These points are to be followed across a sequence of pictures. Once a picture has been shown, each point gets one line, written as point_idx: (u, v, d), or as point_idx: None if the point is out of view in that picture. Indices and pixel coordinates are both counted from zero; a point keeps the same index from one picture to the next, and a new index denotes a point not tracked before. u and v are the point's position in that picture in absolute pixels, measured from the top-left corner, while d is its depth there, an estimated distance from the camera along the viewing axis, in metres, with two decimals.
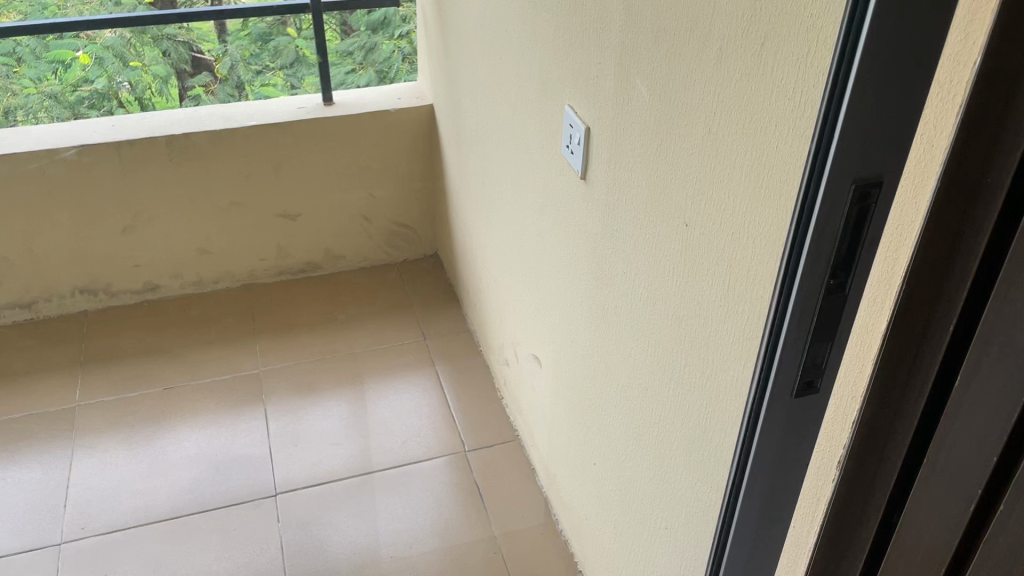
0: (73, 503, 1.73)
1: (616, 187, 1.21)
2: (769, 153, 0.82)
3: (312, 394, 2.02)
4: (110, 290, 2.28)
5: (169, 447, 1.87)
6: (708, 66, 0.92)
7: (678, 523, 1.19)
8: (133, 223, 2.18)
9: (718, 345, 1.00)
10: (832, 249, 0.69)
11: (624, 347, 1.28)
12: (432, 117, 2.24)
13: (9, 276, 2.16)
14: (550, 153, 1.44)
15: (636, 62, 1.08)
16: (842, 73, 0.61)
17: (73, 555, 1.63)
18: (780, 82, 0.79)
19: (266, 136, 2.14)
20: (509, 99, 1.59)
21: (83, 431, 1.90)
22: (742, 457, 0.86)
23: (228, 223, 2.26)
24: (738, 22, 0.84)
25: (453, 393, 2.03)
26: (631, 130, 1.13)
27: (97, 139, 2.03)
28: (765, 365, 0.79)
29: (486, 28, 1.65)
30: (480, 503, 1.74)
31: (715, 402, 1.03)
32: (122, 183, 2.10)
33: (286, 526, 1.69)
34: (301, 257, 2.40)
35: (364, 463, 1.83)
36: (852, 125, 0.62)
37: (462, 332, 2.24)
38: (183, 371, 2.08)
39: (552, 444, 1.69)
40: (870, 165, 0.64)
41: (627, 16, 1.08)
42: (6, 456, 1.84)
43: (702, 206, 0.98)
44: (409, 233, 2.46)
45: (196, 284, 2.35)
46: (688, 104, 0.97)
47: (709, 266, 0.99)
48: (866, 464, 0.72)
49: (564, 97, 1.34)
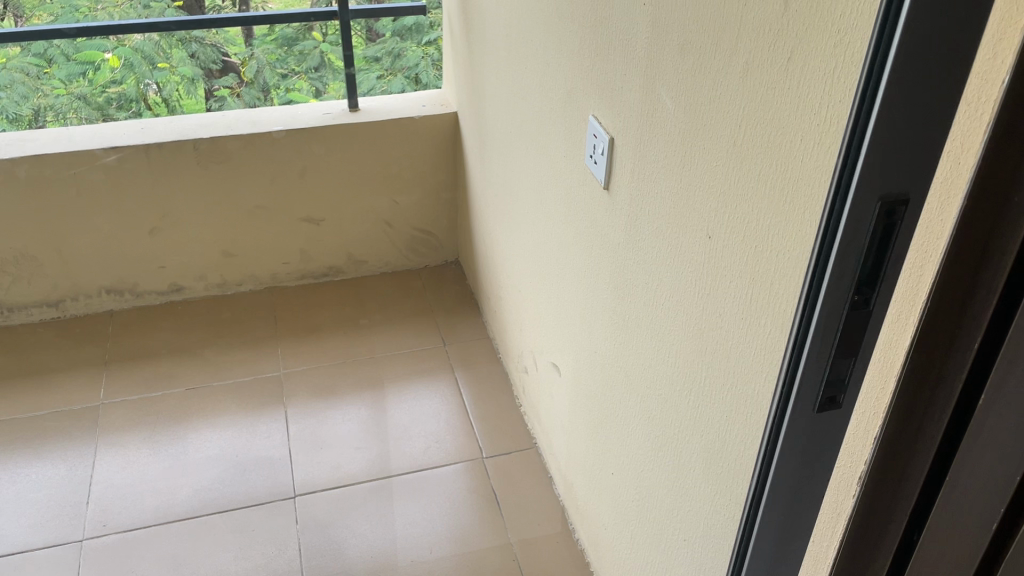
0: (96, 500, 1.76)
1: (640, 199, 1.21)
2: (794, 167, 0.83)
3: (332, 397, 2.03)
4: (135, 291, 2.31)
5: (190, 447, 1.89)
6: (734, 80, 0.92)
7: (696, 535, 1.19)
8: (160, 225, 2.21)
9: (739, 358, 1.00)
10: (858, 264, 0.69)
11: (645, 358, 1.28)
12: (457, 124, 2.26)
13: (37, 275, 2.19)
14: (573, 162, 1.45)
15: (662, 74, 1.09)
16: (870, 91, 0.61)
17: (94, 551, 1.65)
18: (806, 96, 0.79)
19: (292, 140, 2.17)
20: (533, 107, 1.61)
21: (106, 430, 1.93)
22: (762, 469, 0.86)
23: (253, 227, 2.29)
24: (765, 36, 0.85)
25: (472, 399, 2.04)
26: (655, 142, 1.14)
27: (126, 141, 2.06)
28: (788, 377, 0.79)
29: (511, 37, 1.66)
30: (497, 510, 1.75)
31: (736, 414, 1.03)
32: (150, 185, 2.13)
33: (304, 528, 1.70)
34: (324, 261, 2.42)
35: (382, 467, 1.84)
36: (879, 141, 0.62)
37: (482, 339, 2.25)
38: (206, 372, 2.11)
39: (570, 453, 1.69)
40: (896, 182, 0.64)
41: (653, 28, 1.09)
42: (31, 452, 1.86)
43: (726, 219, 0.98)
44: (431, 239, 2.48)
45: (220, 286, 2.38)
46: (714, 117, 0.98)
47: (732, 279, 0.99)
48: (889, 481, 0.72)
49: (589, 107, 1.34)
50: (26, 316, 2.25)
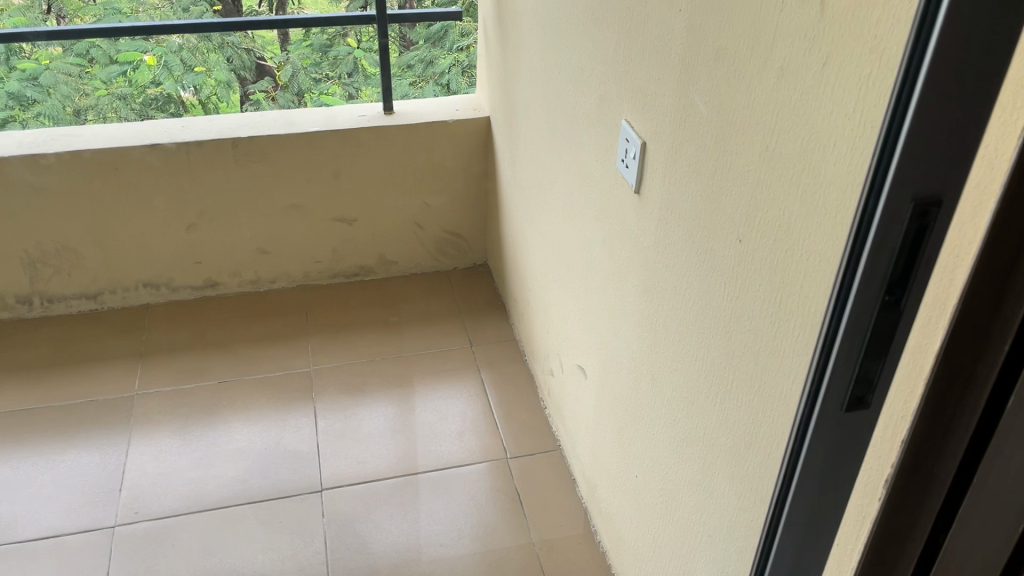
0: (128, 488, 1.79)
1: (671, 203, 1.22)
2: (827, 171, 0.84)
3: (360, 395, 2.06)
4: (171, 285, 2.36)
5: (221, 439, 1.93)
6: (768, 84, 0.93)
7: (720, 537, 1.20)
8: (197, 222, 2.26)
9: (768, 361, 1.01)
10: (889, 264, 0.69)
11: (672, 361, 1.29)
12: (489, 129, 2.28)
13: (77, 267, 2.25)
14: (604, 165, 1.47)
15: (696, 79, 1.10)
16: (905, 91, 0.62)
17: (126, 538, 1.69)
18: (840, 102, 0.80)
19: (327, 141, 2.20)
20: (565, 112, 1.63)
21: (141, 420, 1.97)
22: (789, 466, 0.87)
23: (287, 225, 2.33)
24: (801, 41, 0.86)
25: (498, 400, 2.06)
26: (687, 146, 1.15)
27: (167, 138, 2.11)
28: (817, 376, 0.79)
29: (545, 43, 1.69)
30: (520, 510, 1.76)
31: (764, 416, 1.03)
32: (189, 182, 2.18)
33: (330, 522, 1.73)
34: (355, 261, 2.46)
35: (408, 465, 1.86)
36: (914, 142, 0.63)
37: (509, 340, 2.27)
38: (238, 367, 2.15)
39: (595, 456, 1.71)
40: (929, 182, 0.65)
41: (689, 34, 1.10)
42: (67, 439, 1.91)
43: (758, 223, 0.99)
44: (460, 242, 2.51)
45: (253, 283, 2.42)
46: (747, 122, 0.99)
47: (761, 281, 1.00)
48: (916, 483, 0.72)
49: (621, 112, 1.36)
50: (65, 307, 2.31)
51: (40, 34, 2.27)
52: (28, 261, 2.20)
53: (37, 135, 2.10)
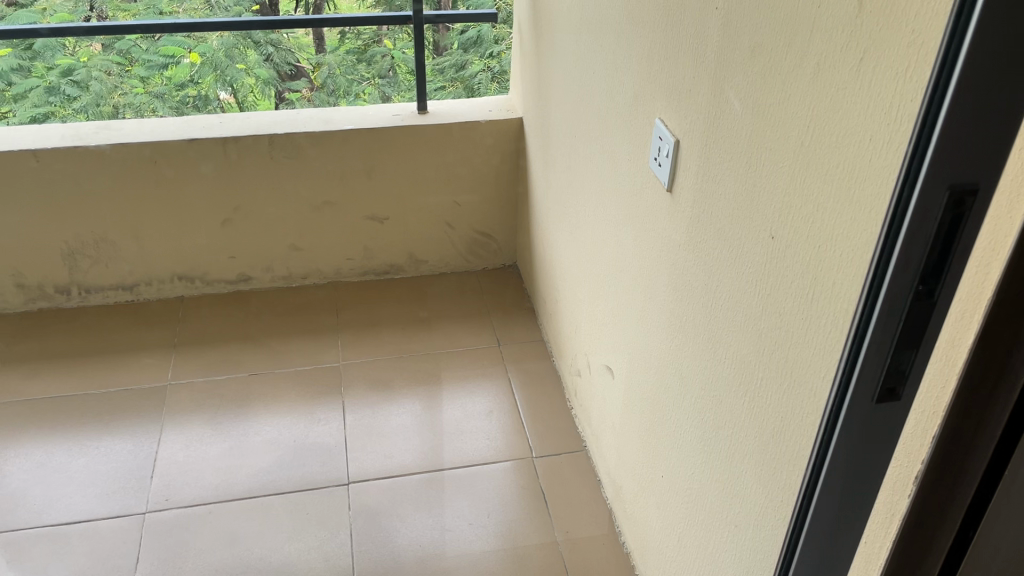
0: (159, 475, 1.83)
1: (703, 201, 1.23)
2: (862, 166, 0.84)
3: (388, 391, 2.08)
4: (205, 278, 2.40)
5: (251, 430, 1.95)
6: (805, 80, 0.93)
7: (746, 537, 1.19)
8: (232, 217, 2.30)
9: (799, 358, 1.00)
10: (923, 253, 0.69)
11: (701, 359, 1.29)
12: (521, 131, 2.29)
13: (114, 258, 2.29)
14: (636, 164, 1.48)
15: (731, 77, 1.11)
16: (944, 75, 0.62)
17: (156, 523, 1.72)
18: (877, 96, 0.80)
19: (361, 140, 2.23)
20: (599, 111, 1.64)
21: (172, 409, 2.01)
22: (818, 458, 0.87)
23: (320, 222, 2.36)
24: (838, 37, 0.86)
25: (525, 400, 2.06)
26: (721, 145, 1.15)
27: (205, 134, 2.15)
28: (849, 364, 0.79)
29: (580, 43, 1.70)
30: (544, 508, 1.77)
31: (794, 413, 1.03)
32: (225, 178, 2.22)
33: (357, 514, 1.74)
34: (386, 259, 2.48)
35: (435, 460, 1.87)
36: (949, 133, 0.63)
37: (537, 341, 2.27)
38: (269, 360, 2.18)
39: (621, 457, 1.70)
40: (966, 170, 0.64)
41: (724, 31, 1.11)
42: (101, 426, 1.95)
43: (790, 220, 0.99)
44: (490, 243, 2.52)
45: (285, 278, 2.46)
46: (781, 119, 0.99)
47: (793, 278, 1.00)
48: (947, 476, 0.71)
49: (656, 111, 1.37)
50: (102, 298, 2.36)
51: (82, 29, 2.32)
52: (68, 252, 2.25)
53: (79, 127, 2.15)
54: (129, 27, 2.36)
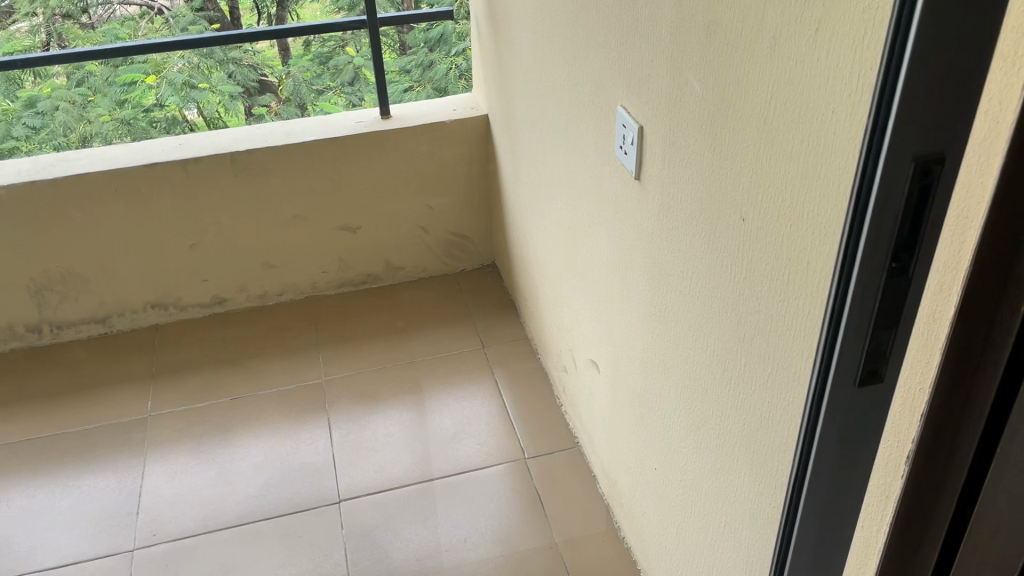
0: (145, 510, 1.79)
1: (672, 186, 1.19)
2: (826, 140, 0.81)
3: (374, 403, 2.04)
4: (179, 304, 2.35)
5: (235, 456, 1.91)
6: (762, 56, 0.90)
7: (743, 528, 1.17)
8: (201, 239, 2.25)
9: (780, 343, 0.97)
10: (893, 227, 0.66)
11: (683, 348, 1.26)
12: (487, 128, 2.26)
13: (83, 292, 2.25)
14: (603, 153, 1.44)
15: (688, 58, 1.07)
16: (899, 42, 0.59)
17: (145, 560, 1.68)
18: (837, 64, 0.77)
19: (325, 150, 2.19)
20: (562, 102, 1.60)
21: (154, 442, 1.96)
22: (804, 446, 0.84)
23: (291, 237, 2.32)
24: (791, 9, 0.83)
25: (513, 400, 2.03)
26: (684, 128, 1.12)
27: (164, 158, 2.11)
28: (826, 350, 0.76)
29: (537, 32, 1.66)
30: (540, 509, 1.74)
31: (780, 399, 1.00)
32: (190, 200, 2.17)
33: (350, 533, 1.71)
34: (362, 269, 2.44)
35: (425, 471, 1.84)
36: (908, 101, 0.60)
37: (522, 340, 2.24)
38: (250, 382, 2.14)
39: (613, 452, 1.67)
40: (930, 139, 0.61)
41: (678, 11, 1.07)
42: (83, 464, 1.91)
43: (759, 200, 0.96)
44: (467, 243, 2.49)
45: (262, 297, 2.41)
46: (742, 97, 0.96)
47: (767, 260, 0.97)
48: (937, 456, 0.68)
49: (617, 99, 1.33)
50: (75, 333, 2.30)
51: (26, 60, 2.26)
52: (35, 288, 2.20)
53: (36, 161, 2.10)
54: (78, 55, 2.30)
